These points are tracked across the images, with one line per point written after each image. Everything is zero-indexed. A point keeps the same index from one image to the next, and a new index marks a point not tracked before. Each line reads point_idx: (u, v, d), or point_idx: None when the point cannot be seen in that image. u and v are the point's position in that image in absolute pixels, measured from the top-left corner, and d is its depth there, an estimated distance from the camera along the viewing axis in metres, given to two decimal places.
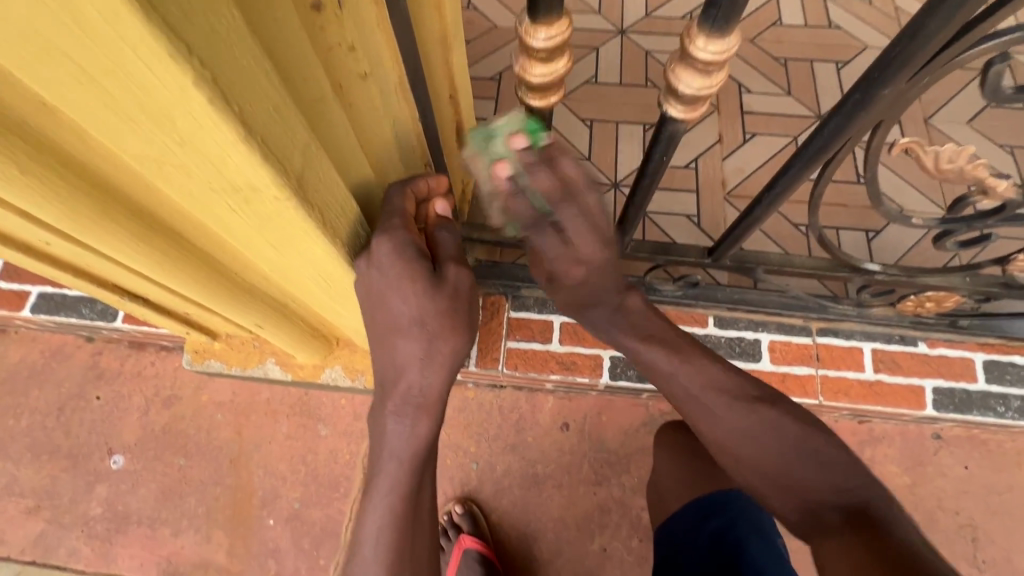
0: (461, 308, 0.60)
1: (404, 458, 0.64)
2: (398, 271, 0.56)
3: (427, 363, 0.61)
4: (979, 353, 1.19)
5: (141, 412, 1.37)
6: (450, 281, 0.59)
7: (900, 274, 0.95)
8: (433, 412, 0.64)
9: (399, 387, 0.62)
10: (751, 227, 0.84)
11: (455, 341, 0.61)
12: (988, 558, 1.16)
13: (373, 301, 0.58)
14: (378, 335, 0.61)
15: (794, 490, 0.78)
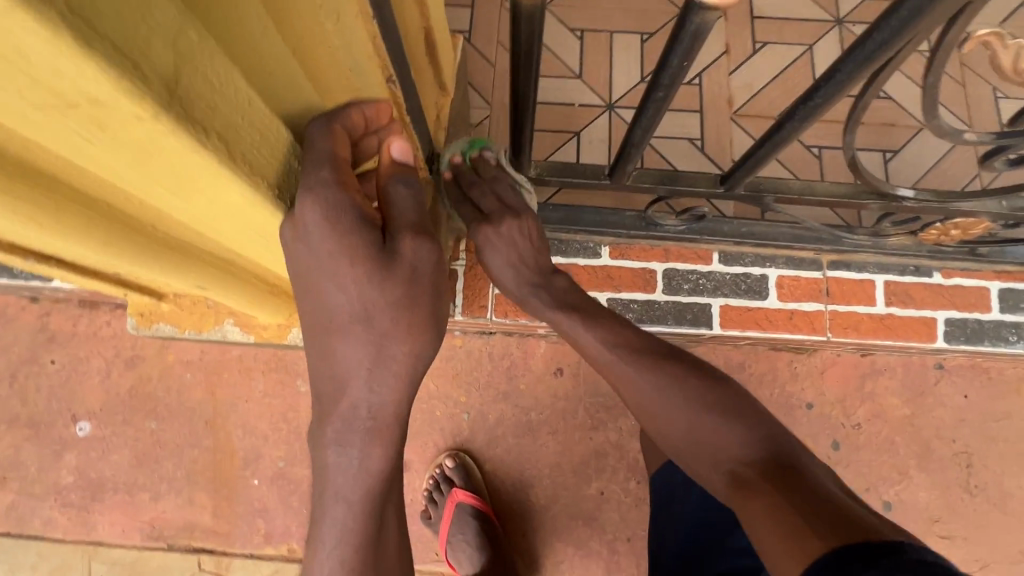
0: (421, 300, 0.52)
1: (353, 497, 0.54)
2: (337, 252, 0.48)
3: (376, 377, 0.52)
4: (994, 281, 1.14)
5: (102, 375, 1.27)
6: (406, 259, 0.50)
7: (931, 199, 0.85)
8: (390, 436, 0.54)
9: (341, 408, 0.53)
10: (775, 149, 0.72)
11: (413, 344, 0.52)
12: (982, 483, 1.15)
13: (311, 294, 0.50)
14: (316, 344, 0.52)
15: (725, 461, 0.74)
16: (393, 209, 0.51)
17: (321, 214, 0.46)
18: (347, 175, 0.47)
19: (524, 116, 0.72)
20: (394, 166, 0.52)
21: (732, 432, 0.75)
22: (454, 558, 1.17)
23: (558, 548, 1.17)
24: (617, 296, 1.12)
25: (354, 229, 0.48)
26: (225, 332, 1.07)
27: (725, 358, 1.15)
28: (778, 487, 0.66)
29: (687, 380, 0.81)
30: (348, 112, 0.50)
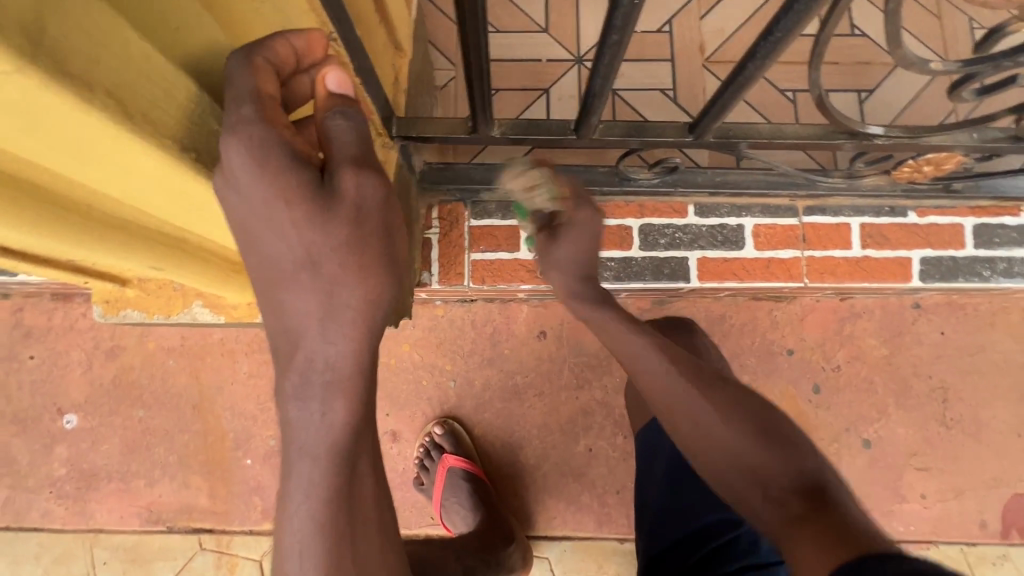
0: (371, 240, 0.46)
1: (318, 455, 0.49)
2: (268, 195, 0.43)
3: (329, 325, 0.47)
4: (968, 218, 1.14)
5: (83, 367, 1.26)
6: (348, 197, 0.44)
7: (901, 135, 0.83)
8: (354, 390, 0.49)
9: (298, 361, 0.48)
10: (741, 92, 0.70)
11: (368, 287, 0.47)
12: (957, 416, 1.18)
13: (249, 243, 0.46)
14: (265, 298, 0.48)
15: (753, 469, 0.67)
16: (332, 144, 0.45)
17: (243, 152, 0.41)
18: (274, 114, 0.43)
19: (481, 72, 0.68)
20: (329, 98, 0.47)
21: (768, 452, 0.67)
22: (449, 521, 1.19)
23: (550, 504, 1.20)
24: None
25: (282, 169, 0.43)
26: (195, 314, 1.02)
27: (706, 311, 1.18)
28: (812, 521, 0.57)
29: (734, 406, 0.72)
30: (271, 46, 0.44)
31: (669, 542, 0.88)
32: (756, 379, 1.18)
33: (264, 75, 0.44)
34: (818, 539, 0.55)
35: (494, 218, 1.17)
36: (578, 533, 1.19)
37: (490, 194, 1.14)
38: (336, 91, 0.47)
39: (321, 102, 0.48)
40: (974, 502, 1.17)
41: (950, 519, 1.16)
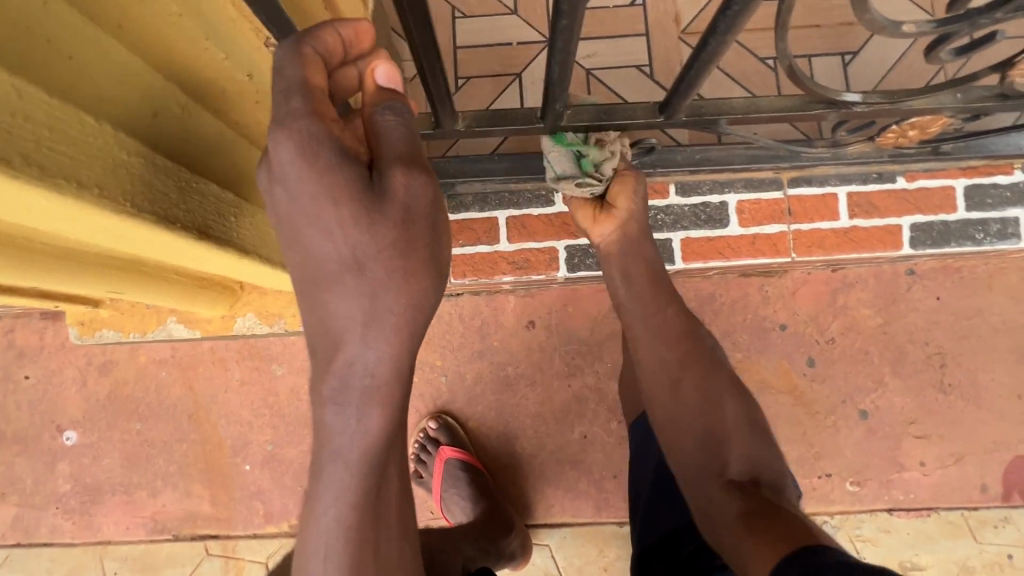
0: (417, 241, 0.46)
1: (350, 458, 0.50)
2: (317, 194, 0.44)
3: (372, 330, 0.46)
4: (960, 179, 1.12)
5: (78, 384, 1.27)
6: (397, 197, 0.45)
7: (882, 101, 0.80)
8: (390, 397, 0.48)
9: (337, 365, 0.48)
10: (707, 67, 0.67)
11: (413, 292, 0.46)
12: (955, 381, 1.17)
13: (296, 240, 0.46)
14: (306, 296, 0.48)
15: (716, 450, 0.81)
16: (380, 140, 0.46)
17: (293, 147, 0.43)
18: (325, 107, 0.45)
19: (436, 60, 0.65)
20: (377, 93, 0.48)
21: (738, 443, 0.81)
22: (448, 513, 1.20)
23: (549, 492, 1.20)
24: (575, 243, 1.15)
25: (335, 166, 0.43)
26: (170, 330, 1.23)
27: (696, 291, 1.16)
28: (769, 511, 0.69)
29: (725, 399, 0.85)
30: (321, 36, 0.46)
31: (660, 534, 0.88)
32: (750, 356, 1.17)
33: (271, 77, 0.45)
34: (770, 534, 0.64)
35: (471, 210, 1.17)
36: (578, 519, 1.20)
37: (465, 187, 1.12)
38: (386, 86, 0.49)
39: (368, 95, 0.49)
40: (974, 466, 1.16)
41: (951, 484, 1.16)
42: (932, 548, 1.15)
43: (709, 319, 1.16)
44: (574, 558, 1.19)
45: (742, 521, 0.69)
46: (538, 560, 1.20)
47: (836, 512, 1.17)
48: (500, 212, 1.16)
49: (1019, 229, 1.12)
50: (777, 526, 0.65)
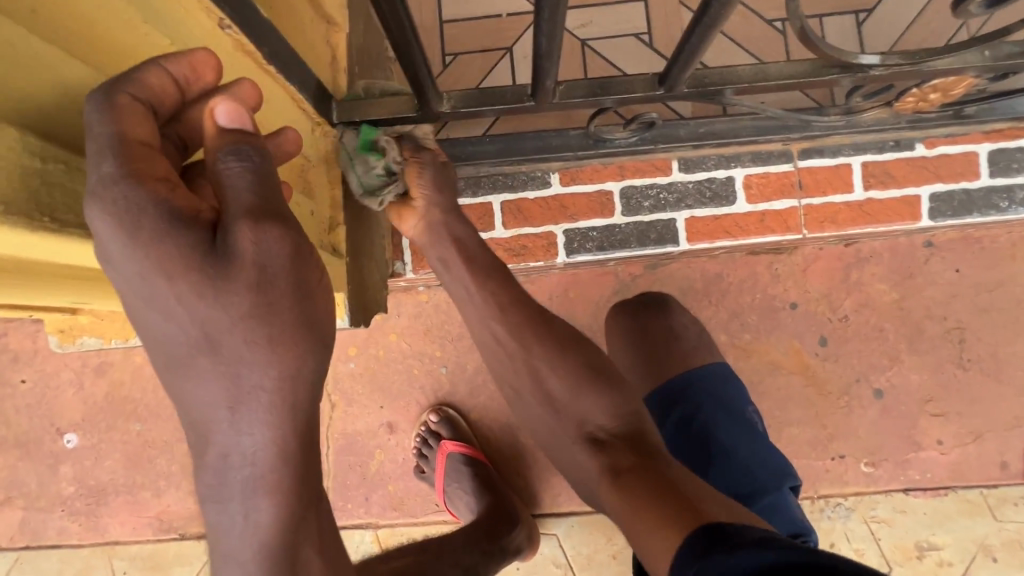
0: (281, 305, 0.40)
1: (246, 559, 0.43)
2: (148, 270, 0.38)
3: (241, 414, 0.41)
4: (983, 144, 1.05)
5: (75, 387, 1.25)
6: (247, 257, 0.39)
7: (902, 63, 0.73)
8: (282, 486, 0.42)
9: (210, 460, 0.42)
10: (709, 34, 0.61)
11: (283, 364, 0.41)
12: (975, 356, 1.12)
13: (140, 324, 0.41)
14: (165, 385, 0.42)
15: (574, 415, 0.76)
16: (228, 193, 0.40)
17: (106, 217, 0.37)
18: (145, 162, 0.39)
19: (412, 37, 0.60)
20: (217, 137, 0.42)
21: (589, 400, 0.75)
22: (454, 507, 1.16)
23: (555, 481, 1.18)
24: (575, 227, 1.08)
25: (161, 237, 0.38)
26: None
27: (702, 271, 1.11)
28: (638, 464, 0.69)
29: (565, 355, 0.78)
30: (138, 78, 0.42)
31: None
32: (759, 337, 1.13)
33: (133, 113, 0.41)
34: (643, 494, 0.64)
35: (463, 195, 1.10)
36: (586, 508, 1.18)
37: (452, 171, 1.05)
38: (226, 125, 0.43)
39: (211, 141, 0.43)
40: (993, 443, 1.12)
41: (969, 462, 1.12)
42: (949, 527, 1.12)
43: (717, 300, 1.12)
44: (582, 547, 1.18)
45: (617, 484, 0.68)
46: (546, 549, 1.18)
47: (850, 494, 1.13)
48: (494, 198, 1.08)
49: None
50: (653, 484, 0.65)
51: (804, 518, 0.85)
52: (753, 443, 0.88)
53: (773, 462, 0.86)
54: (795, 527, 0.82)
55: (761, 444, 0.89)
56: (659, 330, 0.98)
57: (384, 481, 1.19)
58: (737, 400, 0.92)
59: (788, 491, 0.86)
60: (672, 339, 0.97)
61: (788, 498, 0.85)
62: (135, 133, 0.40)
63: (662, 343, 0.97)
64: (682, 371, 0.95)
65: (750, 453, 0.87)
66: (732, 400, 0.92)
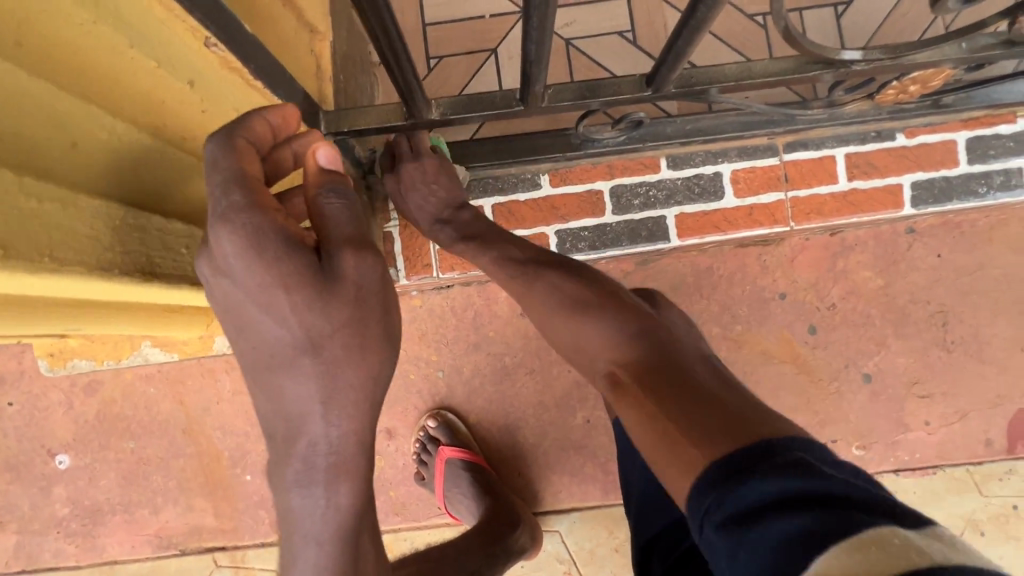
0: (370, 319, 0.52)
1: (323, 540, 0.54)
2: (270, 286, 0.48)
3: (332, 410, 0.52)
4: (961, 132, 1.08)
5: (64, 407, 1.23)
6: (349, 279, 0.50)
7: (883, 57, 0.74)
8: (355, 470, 0.54)
9: (299, 448, 0.53)
10: (695, 38, 0.62)
11: (369, 367, 0.52)
12: (957, 338, 1.15)
13: (250, 330, 0.50)
14: (260, 380, 0.52)
15: (590, 353, 0.74)
16: (330, 224, 0.50)
17: (240, 236, 0.46)
18: (263, 193, 0.48)
19: (398, 47, 0.60)
20: (319, 175, 0.53)
21: (591, 327, 0.74)
22: (454, 511, 1.17)
23: (555, 479, 1.19)
24: (566, 228, 1.08)
25: (282, 257, 0.47)
26: (145, 354, 1.20)
27: (694, 265, 1.12)
28: (649, 389, 0.62)
29: (564, 285, 0.79)
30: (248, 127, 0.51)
31: (664, 526, 0.84)
32: (750, 328, 1.15)
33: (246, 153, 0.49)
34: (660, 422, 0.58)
35: None
36: (587, 503, 1.19)
37: None
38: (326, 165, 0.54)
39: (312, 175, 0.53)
40: (978, 421, 1.15)
41: (955, 441, 1.15)
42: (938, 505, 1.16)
43: (708, 293, 1.13)
44: (585, 542, 1.19)
45: (637, 417, 0.62)
46: (549, 546, 1.19)
47: None
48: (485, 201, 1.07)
49: None
50: (689, 407, 0.57)
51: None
52: None
53: None
54: None
55: None
56: None
57: (384, 487, 1.20)
58: None
59: None
60: None
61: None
62: (248, 168, 0.49)
63: None
64: None
65: None
66: None
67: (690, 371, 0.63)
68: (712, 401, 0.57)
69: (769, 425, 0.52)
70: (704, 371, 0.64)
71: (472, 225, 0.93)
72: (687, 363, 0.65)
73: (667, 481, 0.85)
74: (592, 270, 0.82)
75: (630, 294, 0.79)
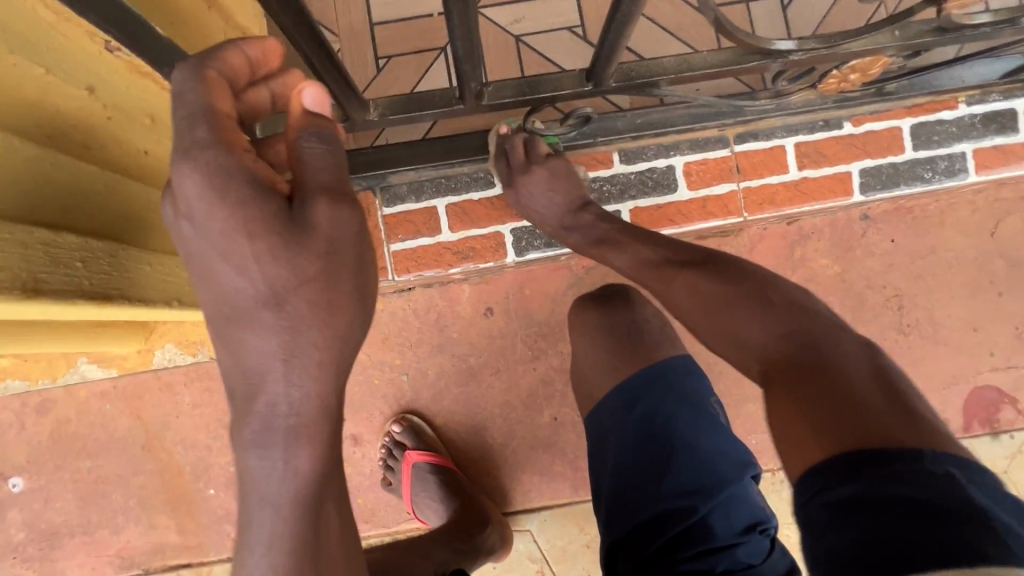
0: (342, 274, 0.49)
1: (281, 503, 0.50)
2: (230, 229, 0.46)
3: (294, 366, 0.48)
4: (906, 118, 1.09)
5: (16, 429, 1.19)
6: (320, 227, 0.48)
7: (818, 47, 0.75)
8: (318, 435, 0.50)
9: (258, 408, 0.49)
10: (624, 32, 0.62)
11: (335, 327, 0.50)
12: (913, 321, 1.17)
13: (209, 279, 0.48)
14: (220, 334, 0.49)
15: (737, 341, 0.73)
16: (307, 166, 0.49)
17: (200, 174, 0.45)
18: (231, 133, 0.47)
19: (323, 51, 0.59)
20: (305, 116, 0.51)
21: (742, 320, 0.72)
22: (423, 515, 1.16)
23: (524, 478, 1.19)
24: (521, 225, 1.12)
25: (247, 201, 0.46)
26: (81, 371, 1.18)
27: None
28: (807, 386, 0.62)
29: (705, 282, 0.78)
30: (222, 59, 0.49)
31: (628, 529, 0.84)
32: None
33: (217, 87, 0.48)
34: (807, 415, 0.59)
35: (408, 201, 1.11)
36: (557, 501, 1.19)
37: (397, 176, 1.08)
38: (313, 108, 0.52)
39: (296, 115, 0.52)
40: (935, 402, 1.17)
41: None
42: None
43: None
44: (556, 539, 1.19)
45: (782, 405, 0.63)
46: (520, 546, 1.19)
47: None
48: (438, 201, 1.10)
49: (966, 164, 1.11)
50: (834, 406, 0.58)
51: (763, 502, 0.87)
52: (712, 434, 0.86)
53: (733, 454, 0.85)
54: (755, 515, 0.84)
55: (727, 436, 0.87)
56: (623, 321, 0.97)
57: (352, 494, 1.18)
58: (700, 393, 0.89)
59: (748, 479, 0.86)
60: (632, 333, 0.95)
61: (749, 488, 0.85)
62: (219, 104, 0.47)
63: (628, 338, 0.95)
64: (653, 362, 0.90)
65: (711, 446, 0.85)
66: (693, 393, 0.88)
67: (850, 374, 0.61)
68: (866, 408, 0.57)
69: (884, 431, 0.54)
70: (868, 376, 0.61)
71: (598, 228, 0.96)
72: (844, 363, 0.63)
73: (629, 487, 0.85)
74: (743, 268, 0.79)
75: (782, 290, 0.75)
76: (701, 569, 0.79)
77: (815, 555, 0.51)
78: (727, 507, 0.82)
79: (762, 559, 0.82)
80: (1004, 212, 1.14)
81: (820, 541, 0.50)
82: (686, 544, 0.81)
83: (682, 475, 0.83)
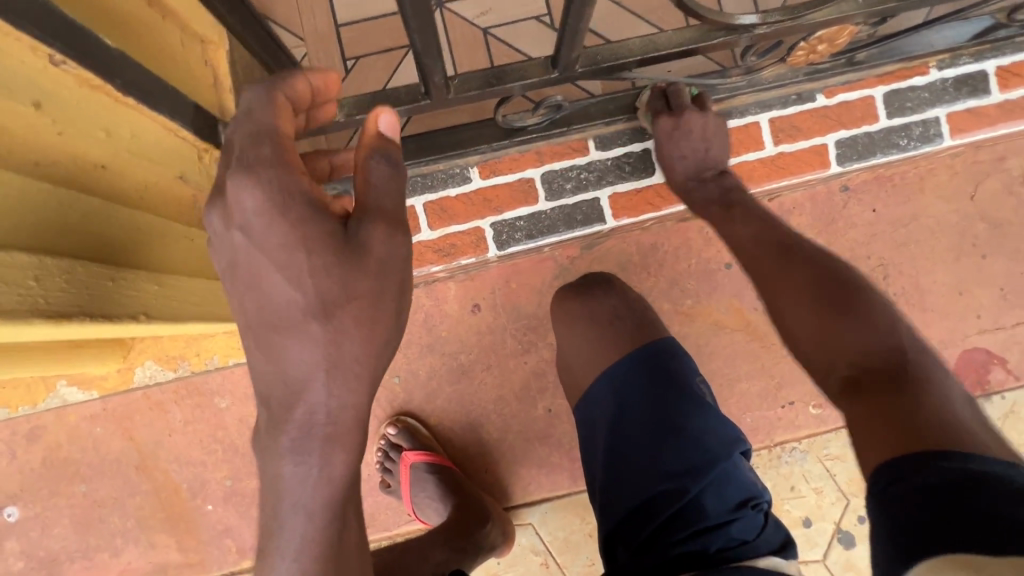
0: (387, 295, 0.50)
1: (313, 510, 0.50)
2: (289, 243, 0.47)
3: (334, 377, 0.49)
4: (878, 87, 1.09)
5: (7, 458, 1.17)
6: (373, 251, 0.49)
7: (782, 19, 0.74)
8: (353, 443, 0.50)
9: (296, 415, 0.49)
10: (582, 14, 0.61)
11: (375, 341, 0.50)
12: (899, 289, 1.17)
13: (257, 286, 0.48)
14: (261, 342, 0.49)
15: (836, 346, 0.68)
16: (367, 189, 0.51)
17: (261, 190, 0.47)
18: (290, 153, 0.49)
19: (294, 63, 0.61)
20: (377, 137, 0.52)
21: (849, 328, 0.68)
22: (423, 515, 1.16)
23: (523, 473, 1.18)
24: (501, 219, 1.11)
25: (306, 219, 0.47)
26: (62, 395, 1.17)
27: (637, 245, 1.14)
28: (902, 401, 0.59)
29: (822, 289, 0.73)
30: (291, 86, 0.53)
31: (620, 518, 0.84)
32: (700, 301, 1.15)
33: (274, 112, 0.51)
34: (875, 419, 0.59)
35: None
36: (556, 492, 1.19)
37: None
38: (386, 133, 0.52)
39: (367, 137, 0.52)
40: None
41: None
42: None
43: (654, 270, 1.15)
44: (559, 531, 1.19)
45: (863, 410, 0.61)
46: (523, 540, 1.19)
47: (803, 437, 1.17)
48: (416, 199, 1.09)
49: (941, 129, 1.11)
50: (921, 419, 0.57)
51: (756, 479, 0.86)
52: (705, 413, 0.85)
53: (724, 432, 0.84)
54: (746, 492, 0.83)
55: (716, 415, 0.87)
56: (604, 311, 0.97)
57: None
58: (687, 373, 0.89)
59: (739, 455, 0.86)
60: (615, 318, 0.95)
61: (741, 465, 0.85)
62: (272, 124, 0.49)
63: (617, 321, 0.95)
64: (649, 341, 0.91)
65: (699, 425, 0.84)
66: (681, 372, 0.89)
67: (953, 407, 0.59)
68: (966, 434, 0.56)
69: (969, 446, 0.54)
70: (970, 418, 0.59)
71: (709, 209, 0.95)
72: (948, 394, 0.60)
73: (627, 473, 0.84)
74: (867, 284, 0.73)
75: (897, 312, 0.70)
76: (697, 549, 0.80)
77: (885, 527, 0.53)
78: (720, 484, 0.82)
79: (755, 534, 0.81)
80: (981, 174, 1.15)
81: (896, 508, 0.53)
82: (678, 527, 0.81)
83: (672, 456, 0.83)
